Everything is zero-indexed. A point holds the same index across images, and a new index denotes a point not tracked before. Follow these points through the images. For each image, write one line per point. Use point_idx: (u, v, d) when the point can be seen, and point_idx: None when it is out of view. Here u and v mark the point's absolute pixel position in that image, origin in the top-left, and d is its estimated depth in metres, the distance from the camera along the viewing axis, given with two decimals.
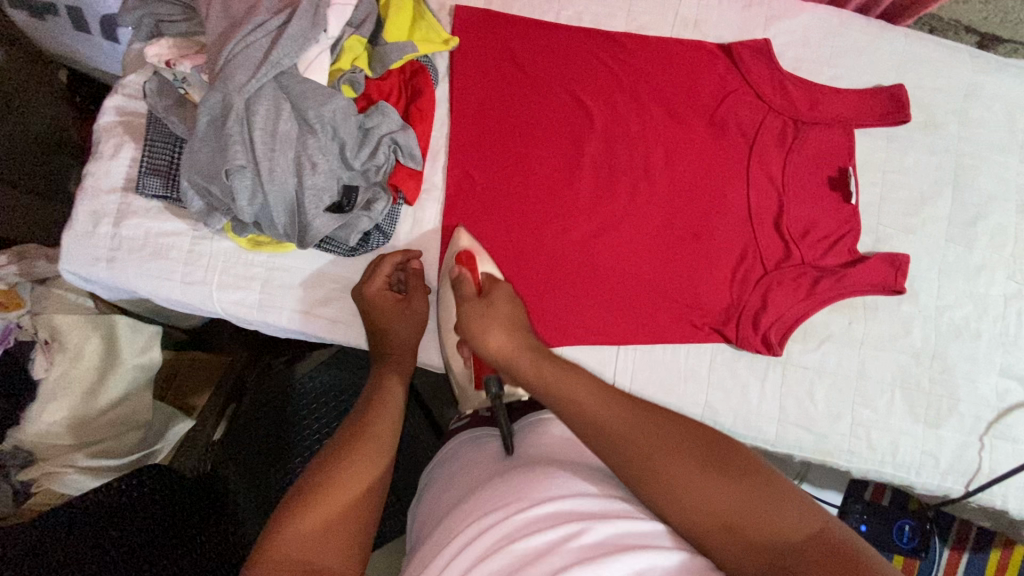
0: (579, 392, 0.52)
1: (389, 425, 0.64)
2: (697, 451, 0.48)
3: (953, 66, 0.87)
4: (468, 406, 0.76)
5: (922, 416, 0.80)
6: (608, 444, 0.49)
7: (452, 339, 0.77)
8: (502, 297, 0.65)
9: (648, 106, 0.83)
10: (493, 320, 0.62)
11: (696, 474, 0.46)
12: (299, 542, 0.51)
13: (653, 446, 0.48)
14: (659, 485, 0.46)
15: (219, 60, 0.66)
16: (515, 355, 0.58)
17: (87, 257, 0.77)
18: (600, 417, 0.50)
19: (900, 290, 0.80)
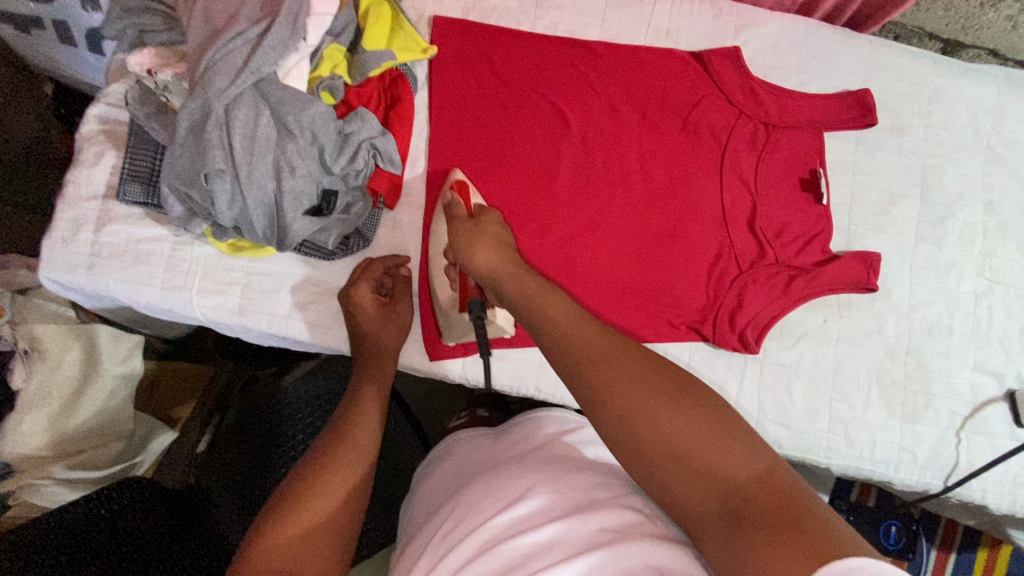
0: (554, 312, 0.54)
1: (371, 428, 0.65)
2: (662, 378, 0.47)
3: (917, 71, 0.90)
4: (453, 336, 0.75)
5: (898, 411, 0.81)
6: (574, 370, 0.49)
7: (440, 262, 0.76)
8: (490, 220, 0.69)
9: (622, 111, 0.85)
10: (482, 236, 0.66)
11: (653, 403, 0.45)
12: (285, 549, 0.51)
13: (616, 374, 0.47)
14: (615, 412, 0.45)
15: (200, 66, 0.67)
16: (501, 273, 0.61)
17: (67, 263, 0.77)
18: (573, 342, 0.50)
19: (873, 288, 0.82)
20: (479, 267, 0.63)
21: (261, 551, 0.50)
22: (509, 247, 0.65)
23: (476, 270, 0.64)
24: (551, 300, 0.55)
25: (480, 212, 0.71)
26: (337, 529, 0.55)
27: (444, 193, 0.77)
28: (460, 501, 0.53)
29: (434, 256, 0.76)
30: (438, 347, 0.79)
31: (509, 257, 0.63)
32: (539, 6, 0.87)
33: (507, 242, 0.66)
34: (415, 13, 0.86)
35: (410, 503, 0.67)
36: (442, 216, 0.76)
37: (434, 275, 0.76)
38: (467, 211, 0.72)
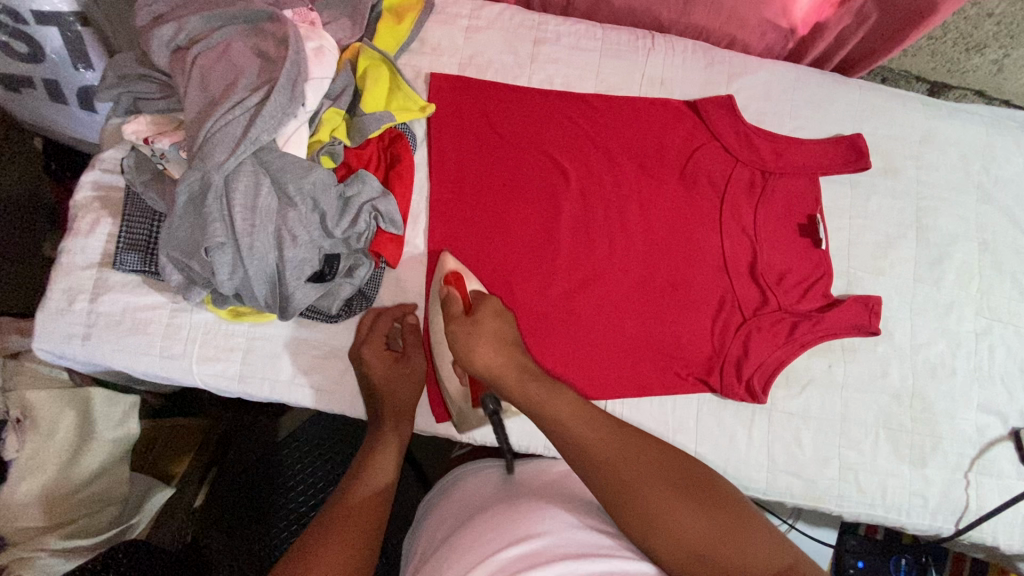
0: (564, 411, 0.60)
1: (377, 496, 0.62)
2: (669, 477, 0.55)
3: (906, 114, 0.91)
4: (468, 427, 0.76)
5: (906, 455, 0.82)
6: (598, 479, 0.56)
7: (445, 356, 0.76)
8: (489, 312, 0.70)
9: (621, 163, 0.86)
10: (481, 340, 0.67)
11: (671, 504, 0.53)
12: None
13: (635, 477, 0.55)
14: (642, 519, 0.52)
15: (198, 138, 0.67)
16: (505, 377, 0.65)
17: (63, 333, 0.76)
18: (593, 450, 0.57)
19: (875, 330, 0.83)
20: (479, 371, 0.66)
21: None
22: (513, 348, 0.67)
23: (477, 374, 0.66)
24: (558, 400, 0.61)
25: (476, 303, 0.71)
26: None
27: (438, 282, 0.77)
28: (470, 530, 0.55)
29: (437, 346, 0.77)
30: (445, 409, 0.78)
31: (512, 360, 0.66)
32: (534, 60, 0.88)
33: (510, 340, 0.68)
34: (412, 71, 0.87)
35: (412, 541, 0.68)
36: (438, 309, 0.77)
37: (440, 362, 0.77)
38: (463, 307, 0.72)
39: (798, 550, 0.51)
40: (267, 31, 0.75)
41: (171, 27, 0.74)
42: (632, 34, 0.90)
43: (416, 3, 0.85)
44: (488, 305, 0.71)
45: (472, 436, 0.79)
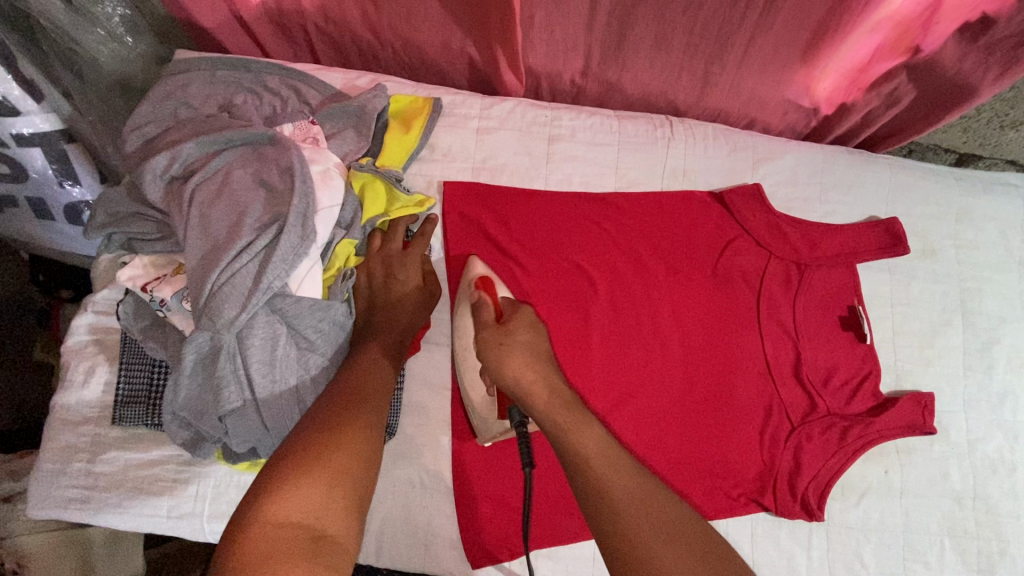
0: (588, 445, 0.56)
1: (380, 387, 0.64)
2: (698, 545, 0.48)
3: (941, 192, 0.87)
4: (489, 435, 0.70)
5: (974, 564, 0.77)
6: (609, 531, 0.50)
7: (469, 359, 0.72)
8: (523, 325, 0.66)
9: (648, 264, 0.82)
10: (514, 352, 0.63)
11: (678, 559, 0.47)
12: (310, 502, 0.50)
13: (646, 527, 0.49)
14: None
15: (204, 293, 0.61)
16: (534, 396, 0.60)
17: (59, 498, 0.69)
18: (608, 488, 0.52)
19: (932, 431, 0.77)
20: (509, 386, 0.62)
21: (275, 502, 0.49)
22: (547, 363, 0.64)
23: (507, 388, 0.62)
24: (585, 432, 0.57)
25: (510, 312, 0.69)
26: (360, 475, 0.55)
27: (466, 285, 0.74)
28: None
29: (462, 350, 0.72)
30: (481, 555, 0.72)
31: (545, 377, 0.62)
32: (551, 160, 0.84)
33: (543, 354, 0.65)
34: (423, 179, 0.82)
35: None
36: (464, 315, 0.73)
37: (462, 366, 0.72)
38: (496, 314, 0.69)
39: None
40: (268, 157, 0.70)
41: (164, 158, 0.69)
42: (650, 123, 0.86)
43: (425, 107, 0.81)
44: (520, 316, 0.68)
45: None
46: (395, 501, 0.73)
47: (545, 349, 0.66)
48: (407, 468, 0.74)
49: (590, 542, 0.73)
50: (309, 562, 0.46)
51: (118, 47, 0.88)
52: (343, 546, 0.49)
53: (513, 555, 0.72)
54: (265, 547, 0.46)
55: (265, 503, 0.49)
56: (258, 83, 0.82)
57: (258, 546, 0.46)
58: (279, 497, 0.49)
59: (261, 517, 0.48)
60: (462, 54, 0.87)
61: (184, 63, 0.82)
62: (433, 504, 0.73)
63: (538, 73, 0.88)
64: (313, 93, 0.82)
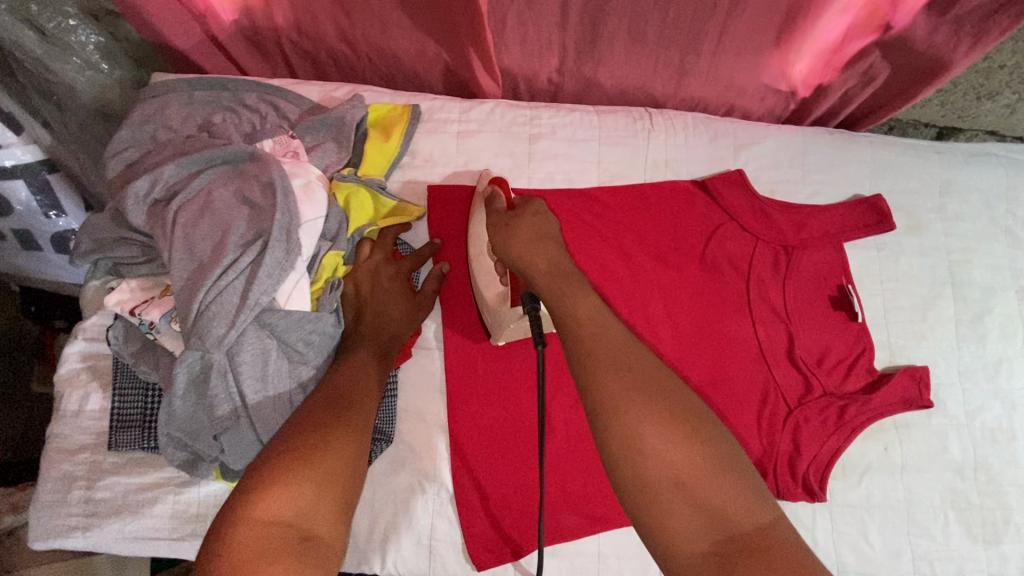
0: (582, 306, 0.52)
1: (369, 392, 0.64)
2: (677, 406, 0.47)
3: (923, 166, 0.88)
4: (499, 332, 0.70)
5: (980, 535, 0.77)
6: (587, 377, 0.48)
7: (485, 263, 0.73)
8: (529, 212, 0.63)
9: (635, 257, 0.82)
10: (518, 239, 0.60)
11: (654, 421, 0.46)
12: (294, 505, 0.49)
13: (632, 387, 0.47)
14: (625, 440, 0.45)
15: (191, 313, 0.61)
16: (536, 268, 0.57)
17: (61, 527, 0.69)
18: (596, 347, 0.49)
19: (928, 404, 0.78)
20: (512, 261, 0.60)
21: (266, 504, 0.48)
22: (555, 244, 0.59)
23: (507, 258, 0.60)
24: (578, 299, 0.53)
25: (521, 204, 0.65)
26: (351, 471, 0.54)
27: (480, 193, 0.76)
28: None
29: (477, 253, 0.73)
30: (486, 556, 0.72)
31: (548, 252, 0.58)
32: (532, 159, 0.84)
33: (549, 236, 0.61)
34: (406, 185, 0.82)
35: None
36: (479, 213, 0.74)
37: (477, 268, 0.73)
38: (507, 206, 0.67)
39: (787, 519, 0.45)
40: (249, 174, 0.70)
41: (146, 180, 0.69)
42: (629, 116, 0.87)
43: (403, 114, 0.81)
44: (529, 207, 0.64)
45: None
46: (396, 508, 0.73)
47: (554, 231, 0.62)
48: (407, 475, 0.74)
49: (594, 538, 0.73)
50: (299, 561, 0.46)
51: (95, 76, 0.87)
52: (333, 547, 0.49)
53: (518, 555, 0.72)
54: (257, 550, 0.45)
55: (254, 506, 0.48)
56: (236, 101, 0.82)
57: (249, 548, 0.46)
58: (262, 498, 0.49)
59: (252, 519, 0.47)
60: (438, 60, 0.87)
61: (161, 85, 0.82)
62: (435, 510, 0.73)
63: (514, 74, 0.89)
64: (291, 108, 0.83)
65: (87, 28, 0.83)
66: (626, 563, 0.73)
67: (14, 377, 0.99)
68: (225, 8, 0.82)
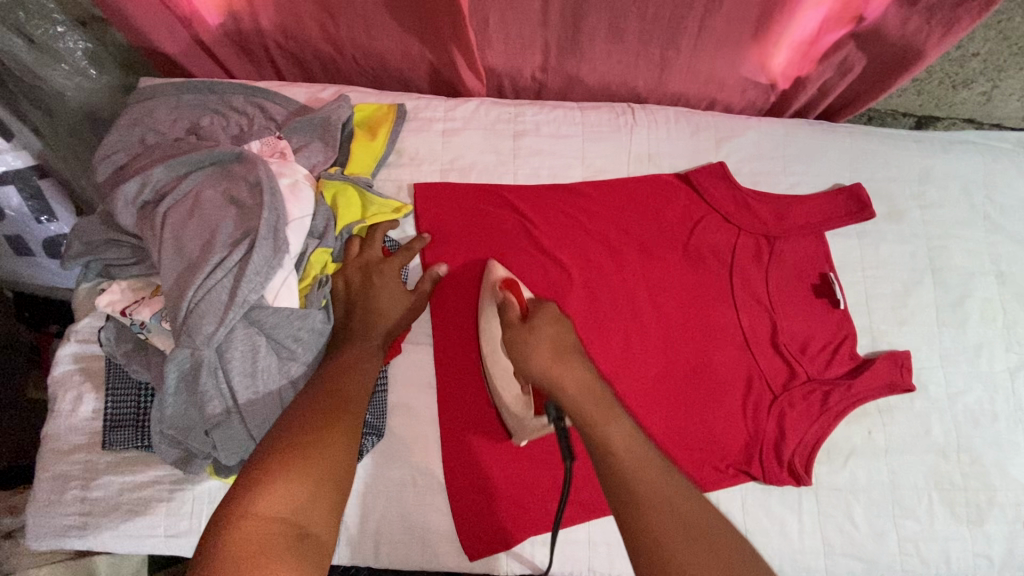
0: (612, 428, 0.53)
1: (361, 390, 0.65)
2: (719, 549, 0.45)
3: (902, 155, 0.89)
4: (526, 435, 0.68)
5: (964, 515, 0.78)
6: (623, 504, 0.48)
7: (501, 360, 0.72)
8: (547, 319, 0.64)
9: (621, 249, 0.83)
10: (537, 350, 0.60)
11: (689, 555, 0.44)
12: (290, 501, 0.50)
13: (667, 515, 0.47)
14: (660, 567, 0.44)
15: (181, 311, 0.62)
16: (563, 389, 0.57)
17: (57, 527, 0.70)
18: (632, 482, 0.49)
19: (910, 387, 0.79)
20: (537, 376, 0.59)
21: (266, 497, 0.50)
22: (576, 355, 0.60)
23: (533, 374, 0.59)
24: (608, 420, 0.53)
25: (534, 309, 0.66)
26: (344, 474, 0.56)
27: (490, 289, 0.75)
28: None
29: (491, 352, 0.73)
30: (478, 546, 0.73)
31: (576, 369, 0.58)
32: (517, 155, 0.85)
33: (568, 347, 0.61)
34: (392, 183, 0.84)
35: None
36: (494, 318, 0.73)
37: (492, 368, 0.72)
38: (522, 311, 0.67)
39: None
40: (236, 175, 0.71)
41: (135, 183, 0.70)
42: (612, 112, 0.88)
43: (388, 113, 0.83)
44: (545, 311, 0.65)
45: (509, 570, 0.74)
46: (389, 501, 0.74)
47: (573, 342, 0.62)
48: (399, 468, 0.75)
49: (584, 525, 0.74)
50: (295, 557, 0.47)
51: (84, 80, 0.89)
52: (325, 545, 0.50)
53: (509, 544, 0.73)
54: (257, 543, 0.46)
55: (253, 500, 0.49)
56: (223, 104, 0.84)
57: (247, 540, 0.47)
58: (258, 495, 0.50)
59: (253, 512, 0.48)
60: (423, 60, 0.89)
61: (149, 90, 0.83)
62: (427, 501, 0.74)
63: (499, 72, 0.90)
64: (278, 109, 0.84)
65: (74, 35, 0.85)
66: (615, 549, 0.74)
67: (11, 384, 1.00)
68: (211, 12, 0.83)
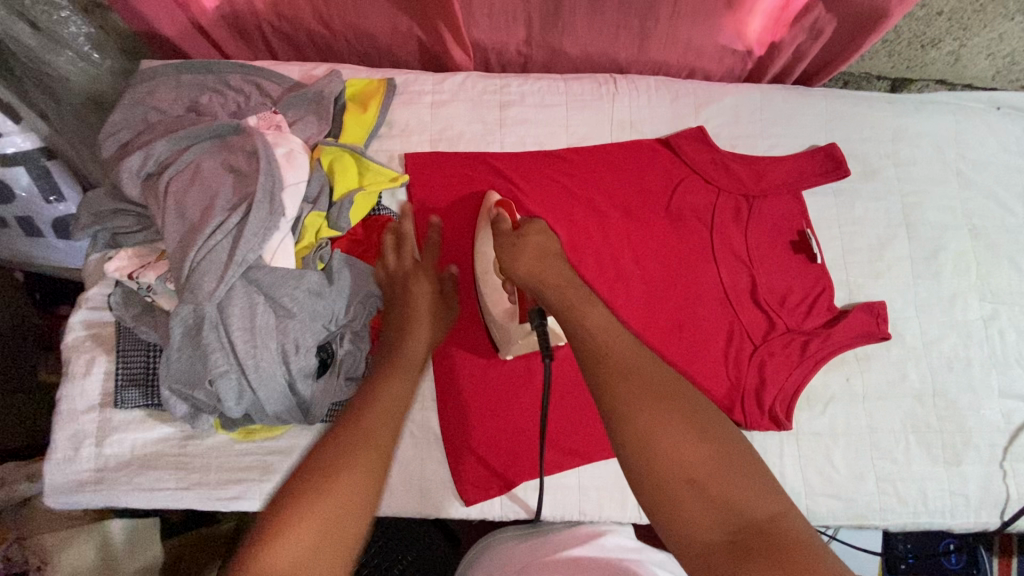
0: (591, 317, 0.57)
1: (394, 411, 0.56)
2: (688, 408, 0.48)
3: (876, 116, 0.92)
4: (510, 348, 0.74)
5: (940, 456, 0.81)
6: (605, 386, 0.50)
7: (492, 280, 0.76)
8: (535, 230, 0.71)
9: (604, 210, 0.87)
10: (525, 253, 0.69)
11: (663, 420, 0.47)
12: (298, 556, 0.43)
13: (641, 382, 0.49)
14: (643, 441, 0.46)
15: (184, 270, 0.67)
16: (547, 283, 0.64)
17: (73, 482, 0.74)
18: (607, 353, 0.52)
19: (887, 335, 0.82)
20: (523, 278, 0.67)
21: (271, 554, 0.43)
22: (557, 258, 0.68)
23: (521, 280, 0.67)
24: (587, 312, 0.56)
25: (524, 222, 0.73)
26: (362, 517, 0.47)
27: (484, 213, 0.79)
28: None
29: (483, 273, 0.76)
30: (474, 493, 0.77)
31: (556, 268, 0.66)
32: (503, 124, 0.89)
33: (551, 253, 0.69)
34: (384, 153, 0.87)
35: None
36: (485, 232, 0.78)
37: (484, 288, 0.76)
38: (512, 224, 0.74)
39: (797, 511, 0.45)
40: (234, 145, 0.75)
41: (138, 156, 0.73)
42: (594, 81, 0.91)
43: (380, 87, 0.86)
44: (533, 225, 0.72)
45: (504, 515, 0.78)
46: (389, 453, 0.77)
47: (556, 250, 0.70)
48: (398, 421, 0.78)
49: (574, 472, 0.78)
50: None
51: (87, 66, 0.93)
52: None
53: (504, 489, 0.77)
54: None
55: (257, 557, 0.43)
56: (220, 83, 0.87)
57: None
58: (267, 546, 0.43)
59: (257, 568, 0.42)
60: (411, 36, 0.92)
61: (149, 71, 0.87)
62: (424, 453, 0.78)
63: (485, 46, 0.94)
64: (273, 86, 0.88)
65: (78, 19, 0.89)
66: (604, 494, 0.78)
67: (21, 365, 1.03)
68: None
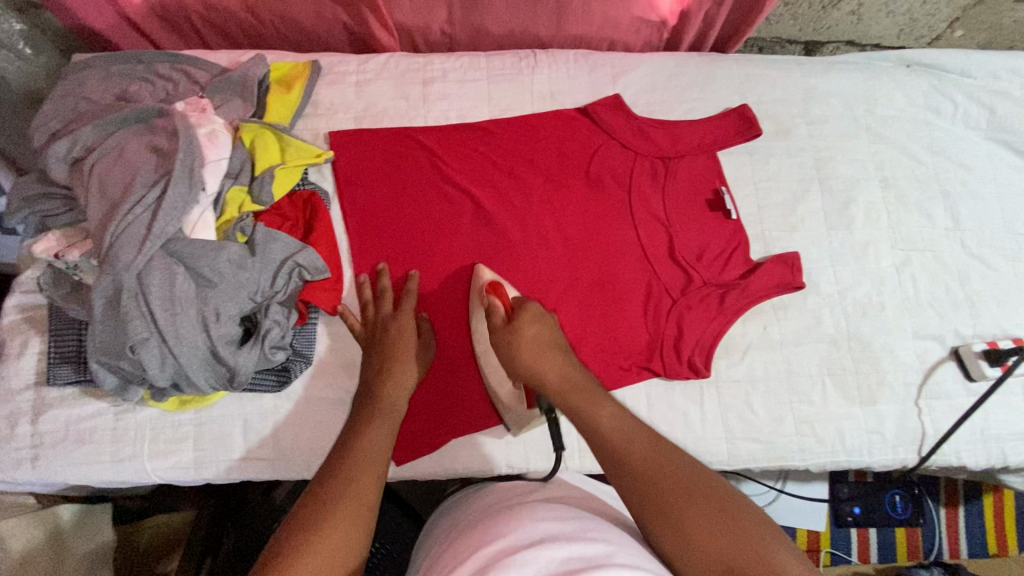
0: (601, 414, 0.59)
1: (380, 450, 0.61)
2: (711, 498, 0.51)
3: (787, 77, 0.96)
4: (521, 425, 0.78)
5: (855, 397, 0.84)
6: (637, 486, 0.52)
7: (492, 360, 0.79)
8: (529, 319, 0.71)
9: (526, 179, 0.89)
10: (522, 351, 0.68)
11: (693, 511, 0.49)
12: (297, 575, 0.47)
13: (669, 485, 0.51)
14: (676, 533, 0.49)
15: (104, 243, 0.69)
16: (549, 380, 0.65)
17: (10, 460, 0.76)
18: (626, 455, 0.54)
19: (800, 285, 0.86)
20: (524, 370, 0.67)
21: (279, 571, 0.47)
22: (559, 350, 0.68)
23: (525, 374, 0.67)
24: (600, 411, 0.59)
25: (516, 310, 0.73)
26: (354, 533, 0.52)
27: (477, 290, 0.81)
28: (485, 521, 0.55)
29: (483, 352, 0.79)
30: (403, 451, 0.80)
31: (557, 362, 0.66)
32: (427, 100, 0.92)
33: (549, 342, 0.69)
34: (310, 133, 0.90)
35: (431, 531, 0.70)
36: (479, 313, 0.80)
37: (485, 365, 0.79)
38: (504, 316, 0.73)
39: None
40: (156, 127, 0.77)
41: (64, 142, 0.75)
42: (515, 56, 0.95)
43: (304, 69, 0.89)
44: (526, 310, 0.72)
45: (436, 473, 0.81)
46: (320, 420, 0.79)
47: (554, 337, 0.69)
48: (329, 389, 0.80)
49: (502, 429, 0.81)
50: None
51: (23, 64, 0.95)
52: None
53: (434, 446, 0.80)
54: None
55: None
56: (150, 73, 0.89)
57: None
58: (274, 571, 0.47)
59: None
60: (337, 21, 0.95)
61: (80, 63, 0.89)
62: None
63: (409, 28, 0.97)
64: (200, 73, 0.90)
65: (8, 17, 0.90)
66: (531, 447, 0.81)
67: None
68: None
